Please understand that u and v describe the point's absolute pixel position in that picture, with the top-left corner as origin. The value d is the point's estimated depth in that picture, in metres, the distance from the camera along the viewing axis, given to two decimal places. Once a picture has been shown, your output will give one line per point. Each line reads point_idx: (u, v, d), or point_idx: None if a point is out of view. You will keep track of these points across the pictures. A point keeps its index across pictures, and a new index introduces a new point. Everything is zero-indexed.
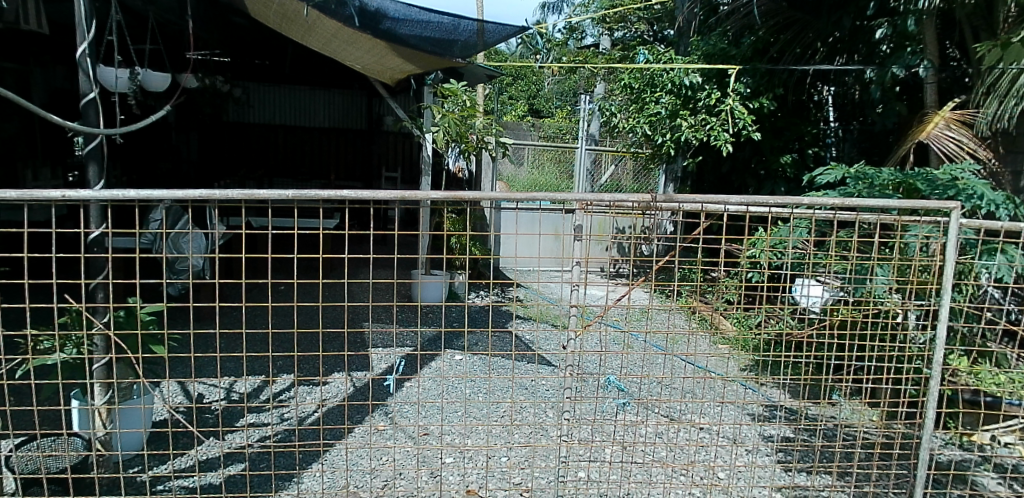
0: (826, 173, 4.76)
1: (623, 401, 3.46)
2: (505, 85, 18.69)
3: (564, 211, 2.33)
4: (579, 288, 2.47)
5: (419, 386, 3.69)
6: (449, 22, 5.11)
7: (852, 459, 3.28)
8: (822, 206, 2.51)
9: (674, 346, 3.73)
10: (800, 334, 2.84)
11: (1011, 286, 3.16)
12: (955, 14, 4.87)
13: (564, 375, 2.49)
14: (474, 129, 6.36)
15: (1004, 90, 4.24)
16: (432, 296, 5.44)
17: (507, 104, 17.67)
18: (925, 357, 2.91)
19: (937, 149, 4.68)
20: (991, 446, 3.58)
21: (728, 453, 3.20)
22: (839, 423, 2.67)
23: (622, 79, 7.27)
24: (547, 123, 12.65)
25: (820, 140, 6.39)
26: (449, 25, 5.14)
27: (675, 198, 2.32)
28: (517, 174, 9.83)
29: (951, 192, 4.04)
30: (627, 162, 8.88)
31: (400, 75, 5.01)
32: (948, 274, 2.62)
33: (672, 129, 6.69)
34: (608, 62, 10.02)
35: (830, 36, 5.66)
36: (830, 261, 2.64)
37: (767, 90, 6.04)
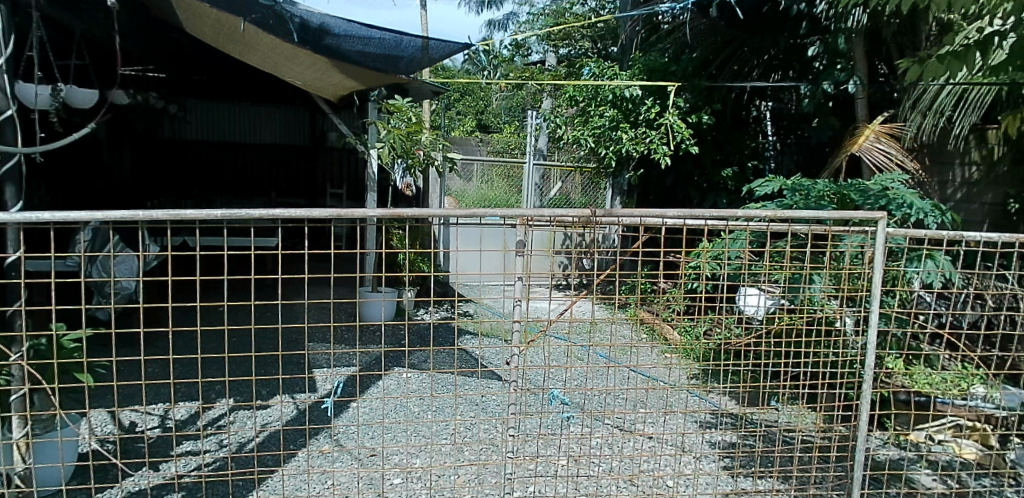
0: (762, 186, 4.93)
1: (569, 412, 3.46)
2: (453, 101, 18.84)
3: (505, 229, 2.29)
4: (522, 303, 2.45)
5: (362, 406, 3.61)
6: (392, 38, 4.98)
7: (793, 463, 3.38)
8: (757, 217, 2.53)
9: (620, 355, 3.79)
10: (739, 343, 3.08)
11: (937, 292, 3.35)
12: (881, 33, 5.20)
13: (508, 391, 2.39)
14: (420, 145, 6.35)
15: (927, 104, 4.64)
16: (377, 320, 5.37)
17: (456, 121, 17.93)
18: (855, 361, 3.03)
19: (869, 161, 4.87)
20: (928, 444, 3.76)
21: (674, 461, 3.27)
22: (777, 428, 2.81)
23: (566, 91, 7.15)
24: (495, 138, 12.72)
25: (759, 154, 6.62)
26: (392, 41, 5.02)
27: (615, 213, 2.33)
28: (466, 189, 9.75)
29: (882, 202, 4.28)
30: (576, 177, 8.82)
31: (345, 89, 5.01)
32: (877, 282, 2.73)
33: (614, 142, 6.75)
34: (555, 78, 10.20)
35: (766, 54, 6.01)
36: (768, 271, 2.86)
37: (705, 105, 6.22)
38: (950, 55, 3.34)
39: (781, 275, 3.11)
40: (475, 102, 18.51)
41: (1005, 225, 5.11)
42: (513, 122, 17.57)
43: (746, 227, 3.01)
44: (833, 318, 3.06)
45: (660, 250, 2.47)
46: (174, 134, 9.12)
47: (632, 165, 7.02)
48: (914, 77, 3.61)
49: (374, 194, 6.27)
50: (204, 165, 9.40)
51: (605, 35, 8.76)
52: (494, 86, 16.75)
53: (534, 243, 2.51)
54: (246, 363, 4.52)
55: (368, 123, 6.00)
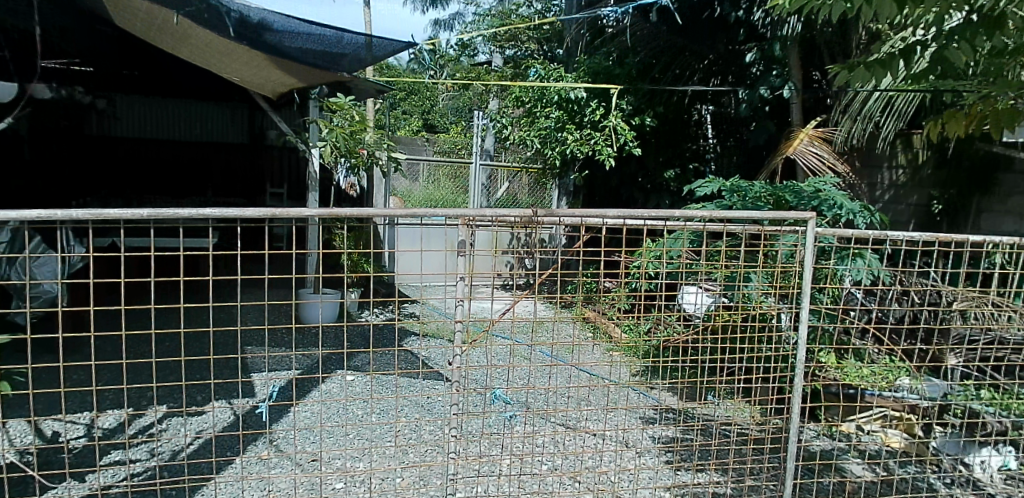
0: (703, 187, 5.01)
1: (513, 411, 3.49)
2: (399, 100, 18.67)
3: (447, 229, 2.28)
4: (465, 302, 2.45)
5: (306, 410, 3.56)
6: (332, 34, 4.80)
7: (731, 454, 3.51)
8: (695, 218, 2.58)
9: (568, 353, 3.84)
10: (680, 340, 3.19)
11: (865, 289, 3.53)
12: (815, 41, 5.44)
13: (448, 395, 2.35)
14: (364, 144, 6.29)
15: (856, 111, 4.88)
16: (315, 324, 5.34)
17: (401, 121, 17.78)
18: (786, 355, 3.15)
19: (803, 164, 5.03)
20: (857, 434, 3.95)
21: (618, 457, 3.34)
22: (716, 427, 3.08)
23: (513, 92, 7.16)
24: (442, 138, 12.69)
25: (700, 156, 6.83)
26: (332, 38, 4.83)
27: (555, 214, 2.38)
28: (412, 189, 9.66)
29: (815, 203, 4.48)
30: (523, 177, 8.89)
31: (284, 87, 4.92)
32: (807, 279, 2.84)
33: (559, 142, 6.75)
34: (501, 79, 10.25)
35: (706, 59, 6.28)
36: (710, 270, 3.03)
37: (648, 108, 6.36)
38: (876, 63, 3.50)
39: (720, 274, 3.22)
40: (421, 102, 18.42)
41: (929, 224, 5.61)
42: (460, 122, 17.54)
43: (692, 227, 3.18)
44: (765, 314, 3.17)
45: (600, 250, 2.52)
46: (104, 130, 8.78)
47: (578, 166, 7.12)
48: (843, 83, 3.77)
49: (315, 194, 6.12)
50: (137, 162, 9.07)
51: (551, 37, 8.85)
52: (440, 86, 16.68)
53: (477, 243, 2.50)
54: (179, 369, 4.38)
55: (309, 121, 5.85)
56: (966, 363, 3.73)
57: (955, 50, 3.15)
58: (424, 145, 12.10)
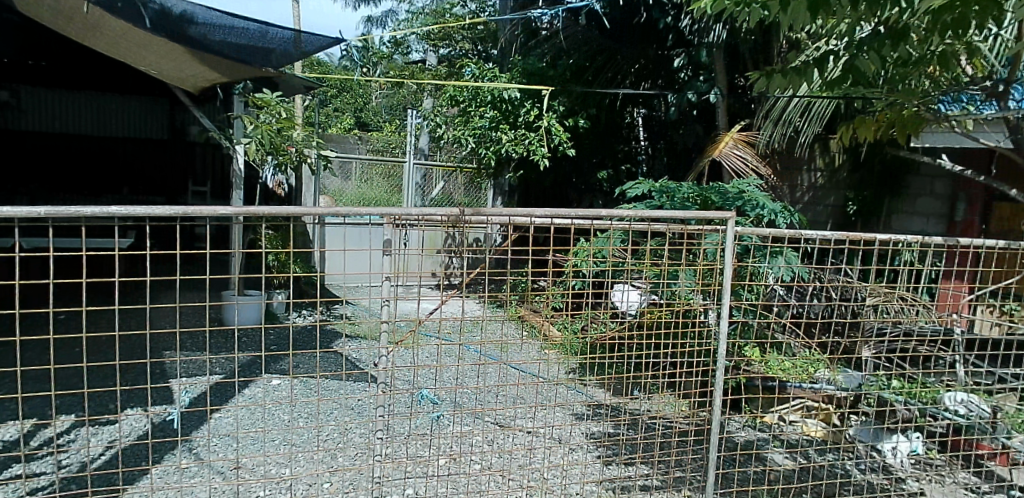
0: (634, 188, 5.14)
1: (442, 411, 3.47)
2: (330, 97, 18.26)
3: (371, 226, 2.19)
4: (392, 303, 2.29)
5: (232, 415, 3.48)
6: (257, 29, 4.94)
7: (662, 447, 3.62)
8: (622, 217, 2.60)
9: (505, 352, 3.88)
10: (614, 336, 3.29)
11: (784, 285, 3.73)
12: (739, 49, 5.68)
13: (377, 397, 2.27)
14: (292, 141, 6.13)
15: (776, 115, 5.13)
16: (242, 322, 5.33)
17: (331, 119, 17.44)
18: (707, 350, 3.27)
19: (729, 166, 5.21)
20: (779, 424, 4.15)
21: (553, 453, 3.40)
22: (647, 421, 3.20)
23: (446, 90, 7.07)
24: (376, 136, 12.54)
25: (632, 158, 7.06)
26: (258, 32, 4.96)
27: (483, 212, 2.30)
28: (344, 187, 9.42)
29: (739, 203, 4.68)
30: (459, 177, 8.95)
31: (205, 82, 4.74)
32: (728, 278, 2.94)
33: (494, 142, 6.70)
34: (436, 78, 10.20)
35: (636, 64, 6.46)
36: (643, 267, 3.24)
37: (581, 110, 6.49)
38: (793, 71, 3.68)
39: (651, 272, 3.31)
40: (353, 99, 18.09)
41: (845, 224, 5.97)
42: (394, 120, 17.34)
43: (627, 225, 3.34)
44: (688, 311, 3.29)
45: (528, 248, 2.49)
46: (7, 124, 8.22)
47: (512, 166, 7.10)
48: (762, 89, 3.94)
49: (239, 192, 6.05)
50: (45, 156, 8.59)
51: (485, 37, 8.86)
52: (374, 84, 16.44)
53: (401, 243, 2.37)
54: (91, 376, 4.17)
55: (233, 117, 5.62)
56: (878, 355, 3.95)
57: (864, 59, 3.36)
58: (358, 144, 11.91)
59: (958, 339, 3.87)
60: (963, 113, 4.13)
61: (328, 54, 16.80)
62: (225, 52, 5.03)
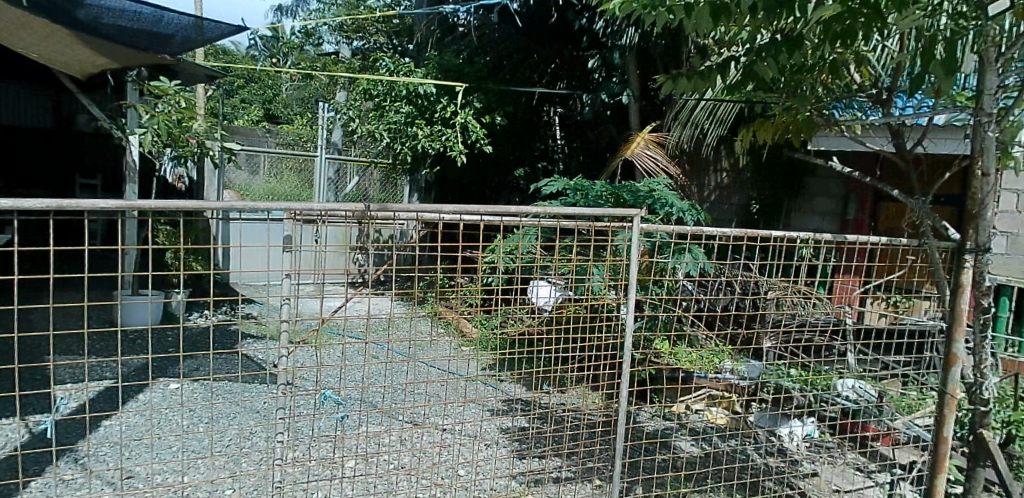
0: (549, 185, 5.30)
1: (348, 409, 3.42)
2: (236, 87, 17.41)
3: (268, 221, 2.04)
4: (292, 301, 2.16)
5: (122, 423, 3.31)
6: (149, 14, 4.93)
7: (576, 439, 3.69)
8: (530, 214, 2.61)
9: (419, 351, 3.84)
10: (528, 331, 3.31)
11: (690, 280, 3.88)
12: (650, 52, 5.87)
13: (277, 399, 2.17)
14: (194, 133, 5.84)
15: (685, 117, 5.32)
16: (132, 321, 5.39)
17: (238, 110, 16.68)
18: (615, 344, 3.36)
19: (641, 166, 5.40)
20: (686, 414, 4.34)
21: (468, 449, 3.41)
22: (560, 414, 3.24)
23: (360, 84, 6.91)
24: (286, 130, 12.14)
25: (548, 156, 7.24)
26: (151, 17, 4.96)
27: (389, 209, 2.20)
28: (251, 183, 8.92)
29: (649, 201, 4.84)
30: (374, 173, 9.01)
31: (91, 67, 4.43)
32: (633, 273, 3.03)
33: (409, 138, 6.70)
34: (349, 71, 9.98)
35: (551, 65, 6.71)
36: (555, 263, 3.26)
37: (498, 107, 6.53)
38: (697, 75, 3.82)
39: (563, 267, 3.36)
40: (262, 90, 17.38)
41: (749, 222, 6.28)
42: (305, 113, 16.79)
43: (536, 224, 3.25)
44: (598, 305, 3.36)
45: (437, 245, 2.40)
46: None
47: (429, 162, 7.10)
48: (669, 91, 4.07)
49: (133, 185, 5.83)
50: None
51: (401, 31, 8.74)
52: (285, 75, 15.84)
53: (301, 238, 2.27)
54: None
55: (127, 106, 5.30)
56: (777, 345, 4.18)
57: (762, 66, 3.53)
58: (266, 137, 11.48)
59: (848, 329, 4.14)
60: (851, 117, 4.36)
61: (235, 42, 16.04)
62: (116, 36, 5.06)
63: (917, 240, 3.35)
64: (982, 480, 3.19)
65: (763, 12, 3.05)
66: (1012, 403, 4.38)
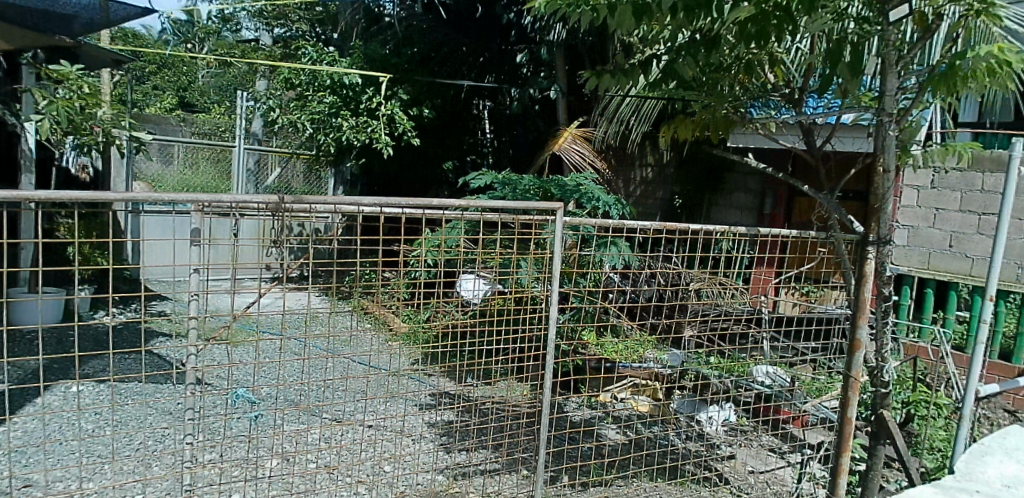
0: (477, 178, 5.30)
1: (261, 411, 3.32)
2: (148, 73, 16.50)
3: (170, 213, 1.95)
4: (201, 297, 2.07)
5: (15, 430, 3.13)
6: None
7: (503, 429, 3.71)
8: (455, 208, 2.57)
9: (344, 346, 3.77)
10: (454, 326, 3.29)
11: (617, 273, 3.95)
12: (576, 47, 5.97)
13: (183, 399, 2.08)
14: (98, 121, 5.51)
15: (611, 113, 5.44)
16: (25, 324, 5.41)
17: (150, 97, 15.83)
18: (539, 335, 3.39)
19: (568, 159, 5.48)
20: (610, 403, 4.47)
21: (393, 445, 3.37)
22: (485, 407, 3.24)
23: (281, 72, 6.69)
24: (204, 118, 11.64)
25: (478, 149, 7.27)
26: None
27: (303, 201, 2.14)
28: (165, 173, 8.60)
29: (576, 195, 4.92)
30: (297, 164, 8.83)
31: None
32: (556, 266, 3.06)
33: (333, 128, 6.59)
34: (271, 59, 9.65)
35: (478, 58, 6.60)
36: (482, 257, 3.24)
37: (426, 99, 6.51)
38: (620, 72, 3.90)
39: (490, 261, 3.35)
40: (176, 76, 16.57)
41: (672, 216, 6.49)
42: (224, 101, 16.09)
43: (465, 218, 3.21)
44: (523, 297, 3.38)
45: (355, 239, 2.33)
46: None
47: (355, 154, 7.00)
48: (593, 87, 4.13)
49: (30, 175, 5.48)
50: None
51: (324, 19, 8.50)
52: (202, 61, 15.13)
53: (209, 232, 2.16)
54: None
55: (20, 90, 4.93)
56: (698, 333, 4.32)
57: (681, 63, 3.64)
58: (181, 125, 10.95)
59: (764, 318, 4.33)
60: (766, 116, 4.54)
61: (146, 25, 15.17)
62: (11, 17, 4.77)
63: (825, 234, 3.53)
64: (881, 457, 3.41)
65: (681, 12, 3.13)
66: (911, 384, 4.71)
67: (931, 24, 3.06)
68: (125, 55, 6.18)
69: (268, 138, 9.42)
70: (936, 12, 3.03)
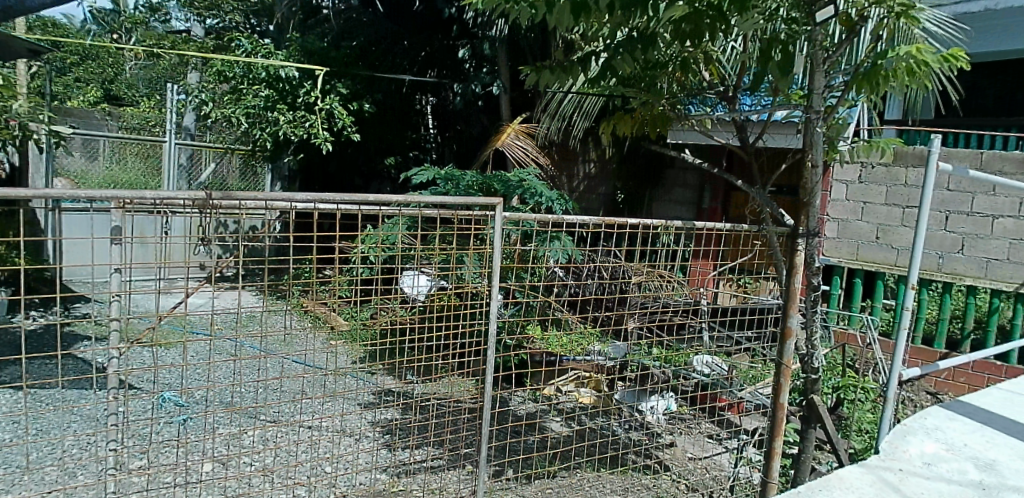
0: (420, 174, 5.26)
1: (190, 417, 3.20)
2: (69, 65, 15.63)
3: (90, 210, 1.87)
4: (123, 298, 1.99)
5: None
6: None
7: (448, 425, 3.69)
8: (394, 203, 2.54)
9: (283, 347, 3.68)
10: (396, 323, 3.25)
11: (561, 268, 3.97)
12: (517, 43, 6.01)
13: (106, 405, 1.99)
14: (14, 114, 5.21)
15: (553, 109, 5.48)
16: None
17: (71, 90, 15.01)
18: (481, 331, 3.38)
19: (512, 156, 5.52)
20: (555, 397, 4.51)
21: (335, 445, 3.31)
22: (429, 404, 3.21)
23: (213, 64, 6.47)
24: (132, 112, 11.13)
25: (420, 145, 7.40)
26: None
27: (233, 196, 2.08)
28: (89, 170, 8.20)
29: (520, 191, 4.94)
30: (232, 160, 8.69)
31: None
32: (496, 261, 3.06)
33: (269, 123, 6.40)
34: (202, 51, 9.32)
35: (420, 53, 6.69)
36: (423, 254, 3.20)
37: (366, 93, 6.44)
38: (560, 68, 3.94)
39: (432, 257, 3.32)
40: (101, 69, 15.77)
41: (615, 211, 6.63)
42: (152, 95, 15.41)
43: (406, 215, 3.16)
44: (464, 293, 3.37)
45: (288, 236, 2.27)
46: None
47: (293, 149, 6.83)
48: (533, 82, 4.15)
49: None
50: None
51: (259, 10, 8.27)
52: (128, 53, 14.45)
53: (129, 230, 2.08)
54: None
55: None
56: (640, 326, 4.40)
57: (619, 60, 3.70)
58: (107, 120, 10.47)
59: (702, 309, 4.46)
60: (703, 112, 4.66)
61: (66, 14, 14.38)
62: None
63: (757, 226, 3.64)
64: (813, 440, 3.56)
65: (618, 10, 3.20)
66: (840, 370, 4.94)
67: (855, 25, 3.20)
68: (45, 45, 5.88)
69: (201, 134, 9.12)
70: (859, 13, 3.16)
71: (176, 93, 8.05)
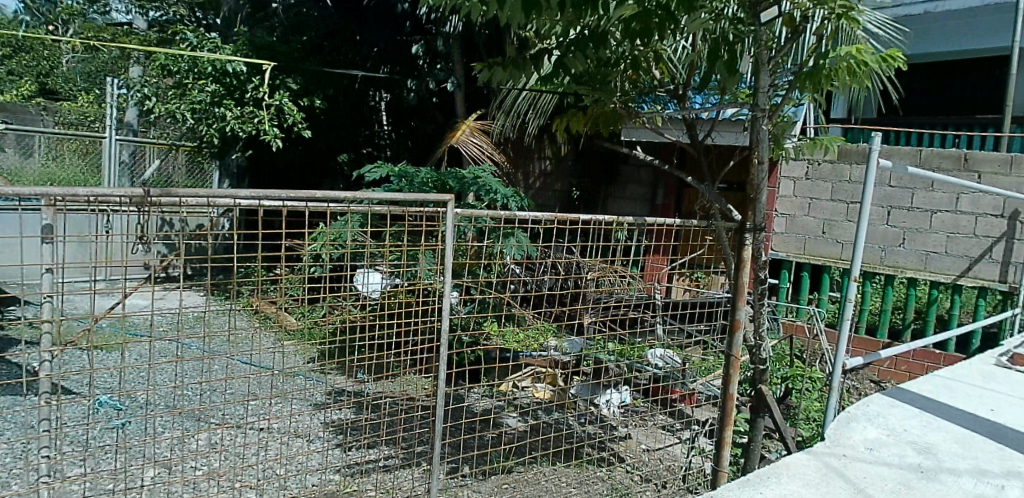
0: (373, 171, 5.19)
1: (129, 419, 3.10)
2: (2, 57, 14.88)
3: (16, 208, 1.79)
4: (54, 299, 1.91)
5: None
6: None
7: (403, 424, 3.66)
8: (343, 200, 2.50)
9: (231, 347, 3.58)
10: (347, 322, 3.19)
11: (516, 264, 3.98)
12: (472, 39, 6.00)
13: (38, 412, 1.90)
14: None
15: (508, 106, 5.50)
16: None
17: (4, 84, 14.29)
18: (435, 328, 3.34)
19: (467, 152, 5.52)
20: (512, 392, 4.52)
21: (287, 447, 3.24)
22: (382, 403, 3.16)
23: (156, 57, 6.27)
24: (70, 107, 10.67)
25: (374, 142, 7.28)
26: None
27: (173, 193, 2.02)
28: (25, 166, 7.93)
29: (475, 187, 4.93)
30: (178, 156, 8.58)
31: None
32: (448, 257, 3.03)
33: (217, 119, 6.23)
34: (145, 44, 9.00)
35: (374, 47, 6.81)
36: (375, 251, 3.16)
37: (317, 89, 6.33)
38: (512, 65, 3.94)
39: (384, 254, 3.27)
40: (36, 62, 15.06)
41: (570, 207, 6.66)
42: (92, 89, 14.78)
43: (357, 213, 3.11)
44: (416, 290, 3.33)
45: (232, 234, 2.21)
46: None
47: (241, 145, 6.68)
48: (486, 79, 4.15)
49: None
50: None
51: None
52: (65, 45, 13.83)
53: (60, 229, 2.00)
54: None
55: None
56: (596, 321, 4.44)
57: (570, 58, 3.73)
58: (42, 114, 10.01)
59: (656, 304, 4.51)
60: (655, 110, 4.73)
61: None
62: None
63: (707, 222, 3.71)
64: (761, 429, 3.65)
65: (568, 8, 3.23)
66: (789, 361, 5.08)
67: (798, 25, 3.29)
68: None
69: (145, 129, 8.83)
70: (802, 14, 3.26)
71: (116, 87, 7.83)
